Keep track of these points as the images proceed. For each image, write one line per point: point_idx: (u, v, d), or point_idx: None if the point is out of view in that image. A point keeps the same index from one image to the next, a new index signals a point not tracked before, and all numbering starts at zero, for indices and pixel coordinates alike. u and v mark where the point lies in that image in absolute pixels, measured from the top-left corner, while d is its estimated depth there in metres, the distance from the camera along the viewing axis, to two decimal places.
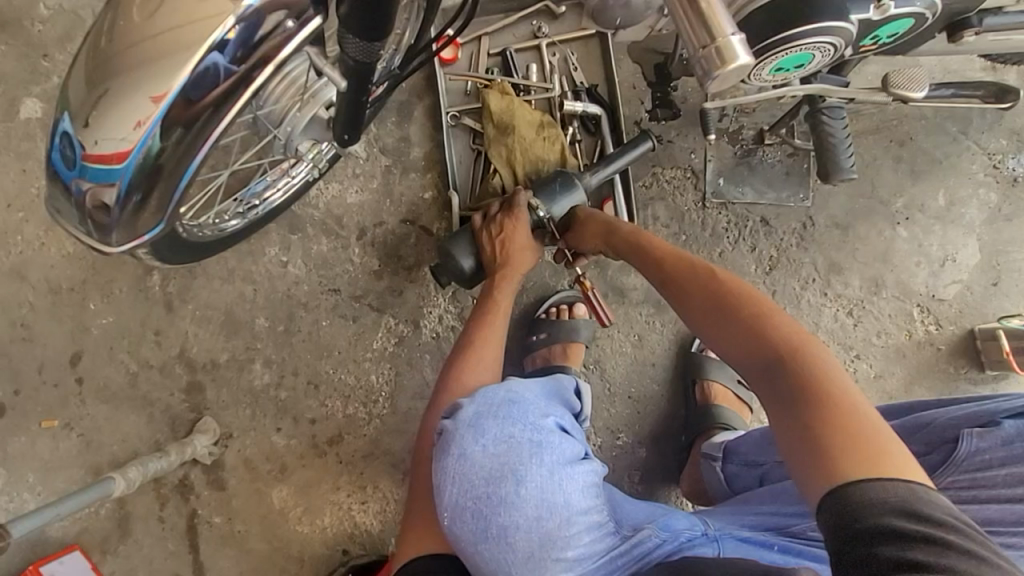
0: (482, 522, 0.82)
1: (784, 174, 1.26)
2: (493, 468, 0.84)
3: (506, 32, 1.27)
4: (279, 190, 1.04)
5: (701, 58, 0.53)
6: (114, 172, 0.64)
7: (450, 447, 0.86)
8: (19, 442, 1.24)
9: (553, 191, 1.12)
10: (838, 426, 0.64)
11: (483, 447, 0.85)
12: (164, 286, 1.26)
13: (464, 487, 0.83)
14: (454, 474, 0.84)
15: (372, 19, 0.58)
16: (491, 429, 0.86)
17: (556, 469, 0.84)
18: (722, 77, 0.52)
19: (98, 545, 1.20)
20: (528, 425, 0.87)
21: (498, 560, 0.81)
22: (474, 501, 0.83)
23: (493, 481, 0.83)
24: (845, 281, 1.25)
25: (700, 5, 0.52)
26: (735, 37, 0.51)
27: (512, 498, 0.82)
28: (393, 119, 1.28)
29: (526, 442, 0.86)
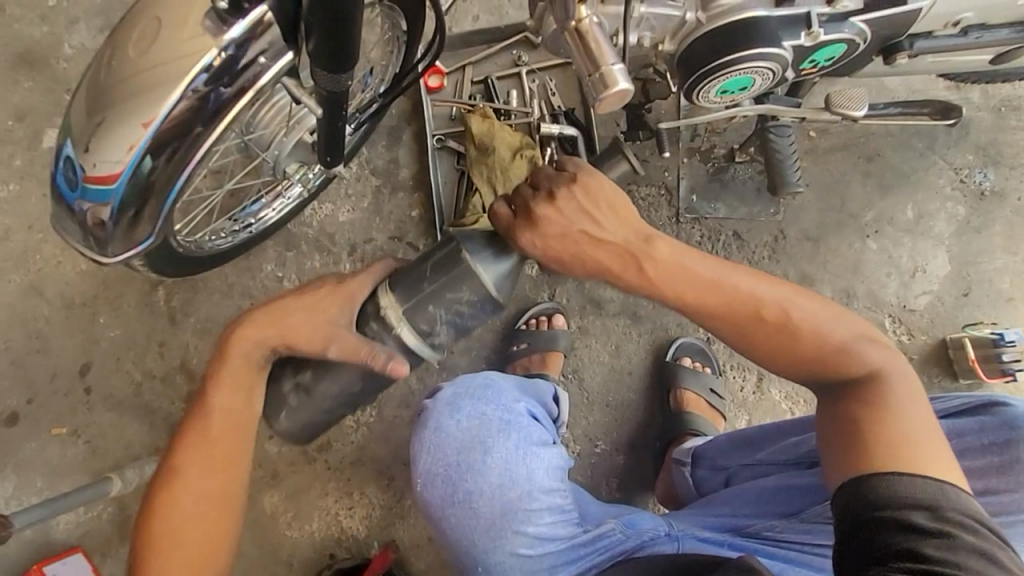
0: (451, 487, 0.88)
1: (755, 191, 1.31)
2: (464, 440, 0.89)
3: (488, 61, 1.36)
4: (275, 210, 1.11)
5: (590, 82, 0.71)
6: (108, 191, 0.72)
7: (427, 421, 0.91)
8: (30, 448, 1.31)
9: (420, 289, 0.91)
10: (896, 433, 0.70)
11: (457, 421, 0.89)
12: (169, 301, 1.35)
13: (437, 455, 0.89)
14: (429, 444, 0.89)
15: (335, 54, 0.65)
16: (466, 406, 0.90)
17: (526, 447, 0.89)
18: (605, 98, 0.69)
19: (99, 547, 1.26)
20: (500, 405, 0.91)
21: (463, 524, 0.87)
22: (446, 468, 0.88)
23: (465, 451, 0.88)
24: (816, 292, 1.28)
25: (589, 44, 0.70)
26: (615, 66, 0.69)
27: (479, 466, 0.87)
28: (384, 143, 1.37)
29: (499, 419, 0.90)
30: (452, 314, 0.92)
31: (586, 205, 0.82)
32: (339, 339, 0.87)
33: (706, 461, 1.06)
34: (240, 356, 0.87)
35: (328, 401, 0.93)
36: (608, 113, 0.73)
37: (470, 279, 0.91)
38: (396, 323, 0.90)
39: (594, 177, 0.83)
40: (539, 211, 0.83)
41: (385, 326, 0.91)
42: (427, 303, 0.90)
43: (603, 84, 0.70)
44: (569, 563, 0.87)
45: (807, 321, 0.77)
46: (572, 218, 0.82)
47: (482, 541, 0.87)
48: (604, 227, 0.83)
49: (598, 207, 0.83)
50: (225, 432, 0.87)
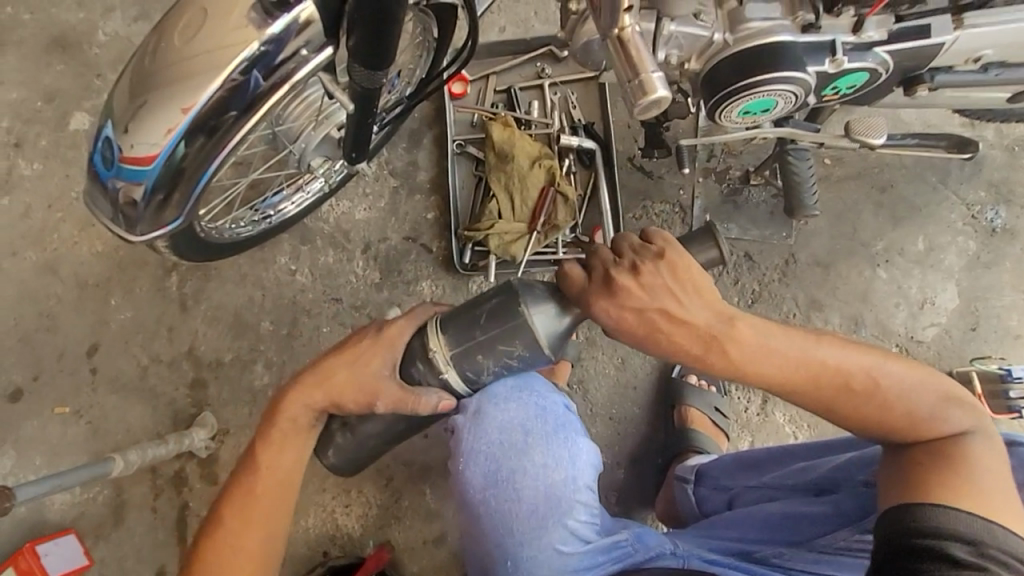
0: (494, 466, 0.88)
1: (769, 213, 1.32)
2: (506, 424, 0.87)
3: (512, 71, 1.38)
4: (293, 203, 1.13)
5: (630, 88, 0.74)
6: (143, 172, 0.74)
7: (468, 403, 0.87)
8: (32, 425, 1.32)
9: (471, 336, 0.80)
10: (956, 478, 0.71)
11: (498, 406, 0.86)
12: (181, 287, 1.36)
13: (480, 437, 0.87)
14: (470, 426, 0.87)
15: (373, 50, 0.67)
16: (506, 393, 0.86)
17: (568, 432, 0.89)
18: (643, 104, 0.73)
19: (92, 529, 1.25)
20: (539, 390, 0.90)
21: (504, 504, 0.88)
22: (489, 447, 0.88)
23: (509, 432, 0.87)
24: (824, 317, 1.29)
25: (630, 51, 0.72)
26: (654, 74, 0.72)
27: (524, 447, 0.88)
28: (404, 145, 1.39)
29: (540, 403, 0.89)
30: (503, 363, 0.81)
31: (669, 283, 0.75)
32: (383, 391, 0.82)
33: (709, 480, 1.06)
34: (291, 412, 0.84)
35: (369, 441, 0.91)
36: (642, 118, 0.77)
37: (526, 334, 0.78)
38: (443, 367, 0.82)
39: (679, 255, 0.76)
40: (615, 283, 0.75)
41: (431, 368, 0.83)
42: (477, 351, 0.80)
43: (642, 91, 0.73)
44: (591, 569, 0.86)
45: (892, 387, 0.76)
46: (654, 296, 0.75)
47: (521, 523, 0.87)
48: (688, 308, 0.76)
49: (681, 283, 0.75)
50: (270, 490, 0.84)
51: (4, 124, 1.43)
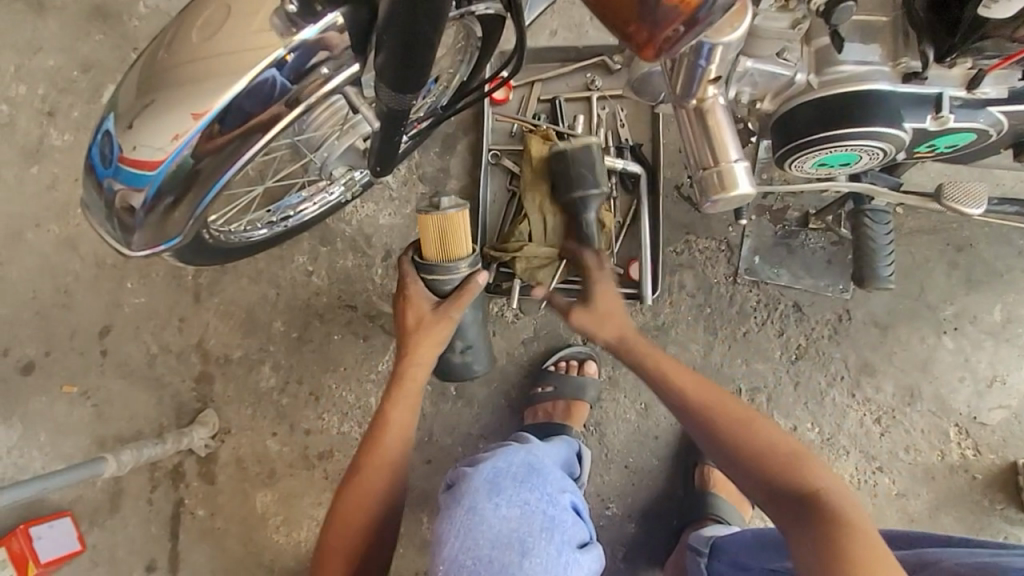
0: None
1: (826, 262, 1.20)
2: (501, 533, 0.74)
3: (559, 80, 1.28)
4: (314, 206, 1.06)
5: (705, 176, 0.68)
6: (146, 178, 0.68)
7: (462, 500, 0.76)
8: (40, 401, 1.31)
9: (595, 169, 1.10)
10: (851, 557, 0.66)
11: (496, 506, 0.75)
12: (196, 277, 1.32)
13: (467, 544, 0.73)
14: (459, 528, 0.74)
15: (405, 74, 0.59)
16: (508, 490, 0.76)
17: (572, 555, 0.74)
18: (721, 199, 0.67)
19: (88, 515, 1.24)
20: (546, 495, 0.78)
21: None
22: (473, 562, 0.73)
23: (501, 549, 0.73)
24: (876, 384, 1.16)
25: (710, 134, 0.67)
26: (737, 164, 0.67)
27: (514, 571, 0.72)
28: (437, 150, 1.31)
29: (547, 511, 0.76)
30: (571, 170, 1.11)
31: (604, 310, 0.92)
32: (449, 306, 0.94)
33: (725, 556, 0.96)
34: (402, 374, 0.94)
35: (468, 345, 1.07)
36: (710, 211, 0.71)
37: (597, 188, 1.10)
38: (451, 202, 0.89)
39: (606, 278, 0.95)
40: (589, 301, 0.93)
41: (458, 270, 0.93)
42: (588, 168, 1.10)
43: (721, 182, 0.67)
44: None
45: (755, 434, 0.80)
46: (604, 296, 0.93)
47: None
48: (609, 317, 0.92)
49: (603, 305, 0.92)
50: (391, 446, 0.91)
51: (39, 91, 1.41)
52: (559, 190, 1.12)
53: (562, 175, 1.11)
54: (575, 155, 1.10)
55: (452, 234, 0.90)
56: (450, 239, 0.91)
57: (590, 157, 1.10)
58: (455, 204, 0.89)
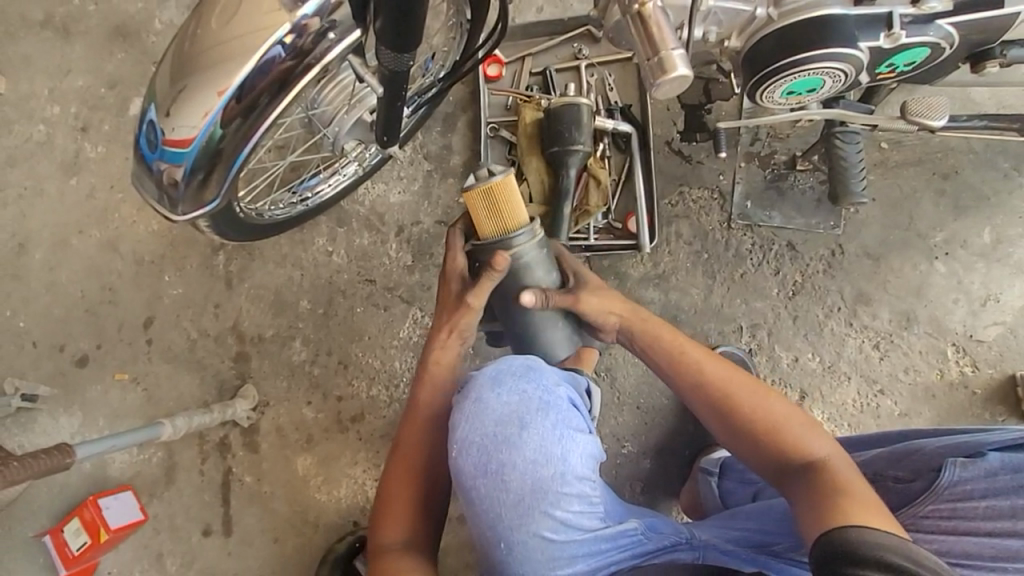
0: (484, 457, 0.79)
1: (815, 201, 1.26)
2: (504, 414, 0.80)
3: (548, 53, 1.36)
4: (330, 186, 1.16)
5: (649, 66, 0.74)
6: (182, 155, 0.78)
7: (468, 392, 0.82)
8: (96, 389, 1.43)
9: (579, 122, 1.19)
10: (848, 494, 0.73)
11: (498, 394, 0.81)
12: (227, 265, 1.43)
13: (475, 425, 0.80)
14: (467, 414, 0.81)
15: (401, 32, 0.68)
16: (509, 381, 0.82)
17: (568, 430, 0.81)
18: (663, 83, 0.73)
19: (147, 488, 1.35)
20: (543, 385, 0.83)
21: (490, 498, 0.79)
22: (481, 438, 0.80)
23: (503, 426, 0.80)
24: (872, 312, 1.22)
25: (652, 30, 0.73)
26: (675, 52, 0.72)
27: (515, 441, 0.79)
28: (439, 129, 1.40)
29: (543, 394, 0.82)
30: (563, 128, 1.19)
31: (598, 287, 0.97)
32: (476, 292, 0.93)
33: (734, 473, 1.05)
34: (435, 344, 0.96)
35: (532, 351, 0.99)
36: (660, 99, 0.76)
37: (585, 136, 1.20)
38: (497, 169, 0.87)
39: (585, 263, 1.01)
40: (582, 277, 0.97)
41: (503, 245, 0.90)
42: (573, 122, 1.19)
43: (662, 69, 0.73)
44: (590, 554, 0.82)
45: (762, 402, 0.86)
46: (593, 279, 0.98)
47: (508, 518, 0.79)
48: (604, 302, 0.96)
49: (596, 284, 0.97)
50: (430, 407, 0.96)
51: (72, 109, 1.53)
52: (553, 145, 1.21)
53: (549, 128, 1.21)
54: (561, 113, 1.19)
55: (496, 203, 0.87)
56: (497, 208, 0.87)
57: (577, 114, 1.19)
58: (497, 171, 0.86)
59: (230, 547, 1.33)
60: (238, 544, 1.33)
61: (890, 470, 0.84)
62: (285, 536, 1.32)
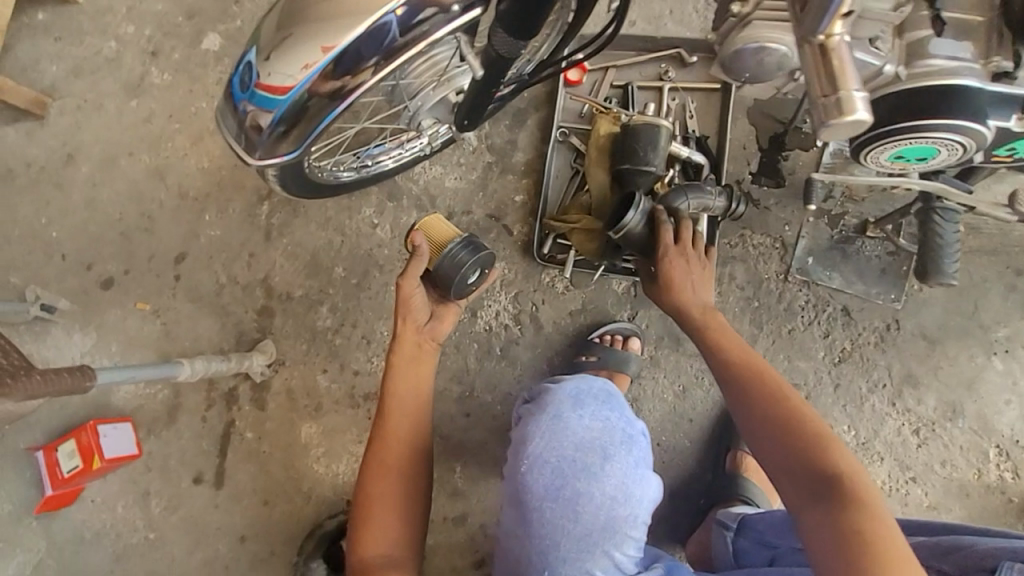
0: (561, 478, 0.84)
1: (879, 270, 1.22)
2: (587, 440, 0.87)
3: (633, 68, 1.33)
4: (392, 158, 1.14)
5: (820, 105, 0.58)
6: (274, 101, 0.75)
7: (556, 412, 0.89)
8: (114, 314, 1.41)
9: (656, 143, 1.16)
10: (868, 528, 0.70)
11: (583, 420, 0.88)
12: (270, 217, 1.41)
13: (558, 445, 0.86)
14: (551, 433, 0.87)
15: (524, 16, 0.68)
16: (594, 410, 0.90)
17: (642, 469, 0.87)
18: (836, 126, 0.57)
19: (147, 423, 1.33)
20: (624, 421, 0.91)
21: (557, 521, 0.83)
22: (562, 459, 0.85)
23: (584, 451, 0.86)
24: (918, 396, 1.17)
25: (833, 62, 0.57)
26: (858, 93, 0.57)
27: (597, 470, 0.84)
28: (507, 123, 1.37)
29: (624, 429, 0.89)
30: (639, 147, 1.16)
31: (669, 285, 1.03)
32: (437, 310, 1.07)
33: (751, 532, 1.00)
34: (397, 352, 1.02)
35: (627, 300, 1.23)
36: (822, 143, 0.61)
37: (659, 157, 1.16)
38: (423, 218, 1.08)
39: (695, 264, 1.03)
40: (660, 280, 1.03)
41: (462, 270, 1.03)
42: (649, 143, 1.15)
43: (837, 109, 0.57)
44: None
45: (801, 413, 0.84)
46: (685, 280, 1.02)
47: (567, 546, 0.82)
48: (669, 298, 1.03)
49: (681, 282, 1.02)
50: (404, 430, 0.99)
51: (145, 32, 1.52)
52: (623, 162, 1.17)
53: (624, 144, 1.17)
54: (640, 130, 1.16)
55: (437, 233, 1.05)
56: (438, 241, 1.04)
57: (655, 135, 1.16)
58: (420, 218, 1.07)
59: (218, 500, 1.30)
60: (226, 498, 1.30)
61: (934, 562, 0.81)
62: (274, 500, 1.30)
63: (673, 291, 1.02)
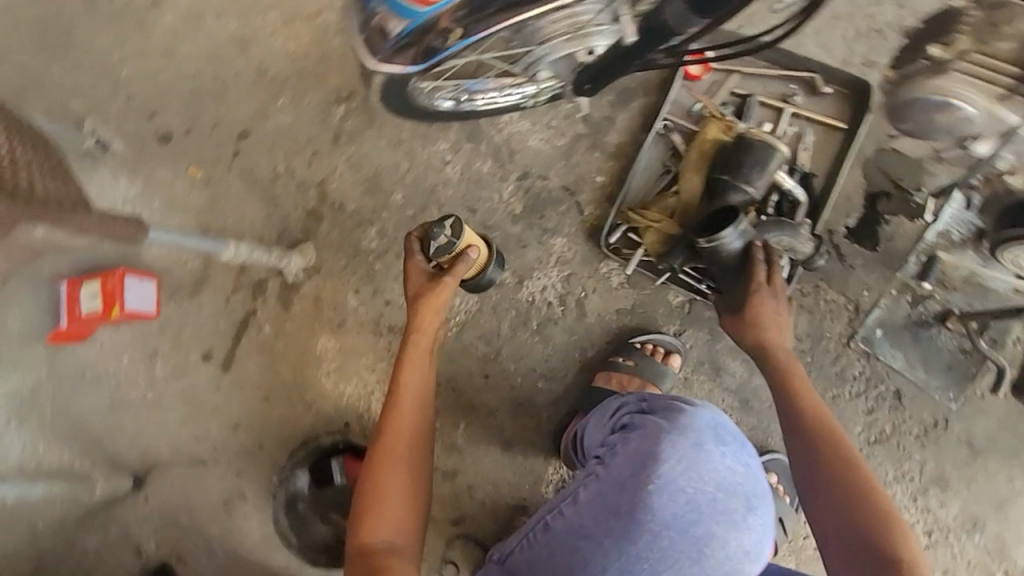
0: (693, 513, 0.74)
1: (946, 364, 1.16)
2: (729, 482, 0.78)
3: (760, 80, 1.22)
4: (488, 99, 1.08)
5: None
6: (410, 11, 0.68)
7: (700, 439, 0.79)
8: (164, 171, 1.37)
9: (765, 164, 1.08)
10: None
11: (728, 459, 0.79)
12: (343, 120, 1.35)
13: (701, 479, 0.76)
14: (694, 461, 0.77)
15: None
16: (736, 449, 0.80)
17: (768, 529, 0.79)
18: None
19: (171, 288, 1.31)
20: (759, 470, 0.82)
21: (675, 560, 0.73)
22: (702, 494, 0.76)
23: (727, 494, 0.77)
24: (942, 500, 1.14)
25: None
26: None
27: (737, 520, 0.76)
28: (613, 95, 1.27)
29: (759, 480, 0.81)
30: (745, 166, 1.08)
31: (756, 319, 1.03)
32: None
33: None
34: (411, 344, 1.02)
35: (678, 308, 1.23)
36: None
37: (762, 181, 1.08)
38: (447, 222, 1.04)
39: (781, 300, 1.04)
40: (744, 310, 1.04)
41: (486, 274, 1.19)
42: (757, 165, 1.08)
43: None
44: None
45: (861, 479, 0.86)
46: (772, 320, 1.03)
47: None
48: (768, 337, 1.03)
49: (768, 320, 1.03)
50: (412, 414, 0.98)
51: None
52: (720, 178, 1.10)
53: (731, 154, 1.10)
54: (753, 147, 1.09)
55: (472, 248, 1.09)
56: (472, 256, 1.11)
57: (766, 157, 1.08)
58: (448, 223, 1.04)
59: (222, 384, 1.30)
60: (229, 383, 1.30)
61: None
62: (276, 400, 1.29)
63: (760, 328, 1.03)
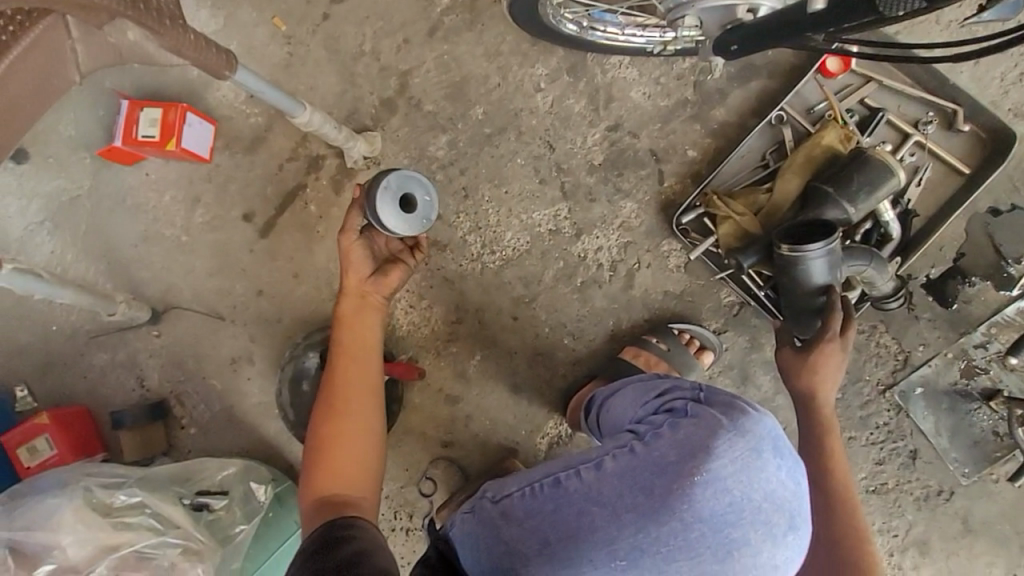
0: (732, 514, 0.67)
1: (973, 441, 1.13)
2: (775, 495, 0.70)
3: (897, 97, 1.13)
4: (617, 33, 1.09)
5: None
6: None
7: (758, 444, 0.71)
8: (248, 13, 1.30)
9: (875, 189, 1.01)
10: None
11: (781, 472, 0.71)
12: (444, 14, 1.26)
13: (751, 483, 0.68)
14: (748, 465, 0.69)
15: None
16: (792, 466, 0.72)
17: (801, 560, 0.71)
18: None
19: (228, 138, 1.27)
20: (806, 494, 0.74)
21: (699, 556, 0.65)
22: (746, 498, 0.67)
23: (772, 507, 0.69)
24: (916, 562, 1.15)
25: None
26: None
27: (776, 535, 0.68)
28: (733, 69, 1.18)
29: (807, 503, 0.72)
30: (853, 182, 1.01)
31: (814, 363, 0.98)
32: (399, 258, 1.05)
33: None
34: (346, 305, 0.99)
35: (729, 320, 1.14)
36: None
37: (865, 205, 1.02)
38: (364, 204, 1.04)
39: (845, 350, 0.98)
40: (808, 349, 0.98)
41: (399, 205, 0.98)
42: (865, 185, 1.01)
43: None
44: None
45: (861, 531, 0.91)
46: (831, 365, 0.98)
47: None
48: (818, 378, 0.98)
49: (824, 372, 0.98)
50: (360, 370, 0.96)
51: None
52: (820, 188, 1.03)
53: (843, 167, 1.03)
54: (869, 167, 1.01)
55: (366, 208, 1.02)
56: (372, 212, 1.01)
57: (879, 180, 1.01)
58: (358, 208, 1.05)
59: (256, 247, 1.29)
60: (263, 249, 1.29)
61: None
62: (305, 279, 1.28)
63: (813, 373, 0.98)
